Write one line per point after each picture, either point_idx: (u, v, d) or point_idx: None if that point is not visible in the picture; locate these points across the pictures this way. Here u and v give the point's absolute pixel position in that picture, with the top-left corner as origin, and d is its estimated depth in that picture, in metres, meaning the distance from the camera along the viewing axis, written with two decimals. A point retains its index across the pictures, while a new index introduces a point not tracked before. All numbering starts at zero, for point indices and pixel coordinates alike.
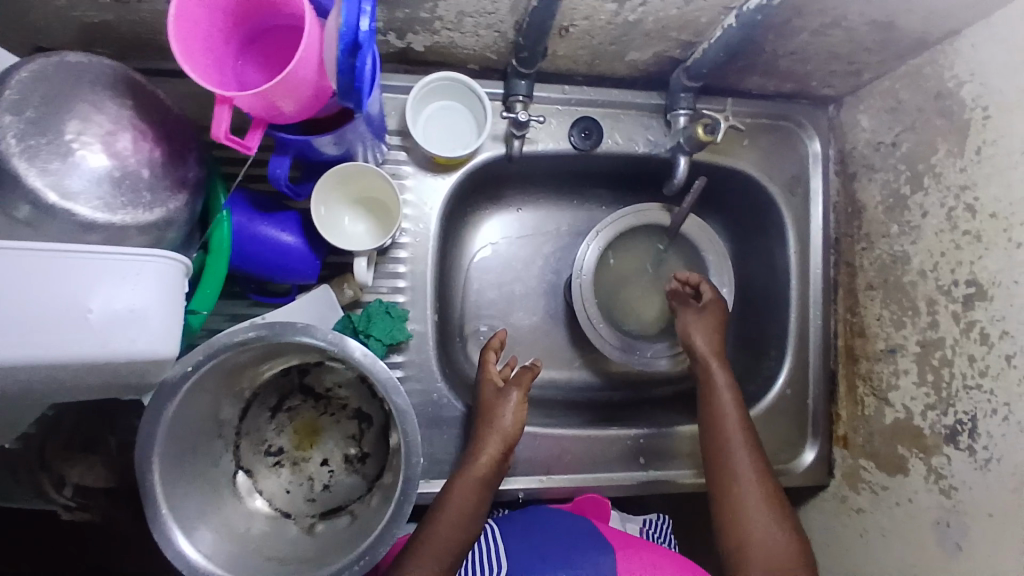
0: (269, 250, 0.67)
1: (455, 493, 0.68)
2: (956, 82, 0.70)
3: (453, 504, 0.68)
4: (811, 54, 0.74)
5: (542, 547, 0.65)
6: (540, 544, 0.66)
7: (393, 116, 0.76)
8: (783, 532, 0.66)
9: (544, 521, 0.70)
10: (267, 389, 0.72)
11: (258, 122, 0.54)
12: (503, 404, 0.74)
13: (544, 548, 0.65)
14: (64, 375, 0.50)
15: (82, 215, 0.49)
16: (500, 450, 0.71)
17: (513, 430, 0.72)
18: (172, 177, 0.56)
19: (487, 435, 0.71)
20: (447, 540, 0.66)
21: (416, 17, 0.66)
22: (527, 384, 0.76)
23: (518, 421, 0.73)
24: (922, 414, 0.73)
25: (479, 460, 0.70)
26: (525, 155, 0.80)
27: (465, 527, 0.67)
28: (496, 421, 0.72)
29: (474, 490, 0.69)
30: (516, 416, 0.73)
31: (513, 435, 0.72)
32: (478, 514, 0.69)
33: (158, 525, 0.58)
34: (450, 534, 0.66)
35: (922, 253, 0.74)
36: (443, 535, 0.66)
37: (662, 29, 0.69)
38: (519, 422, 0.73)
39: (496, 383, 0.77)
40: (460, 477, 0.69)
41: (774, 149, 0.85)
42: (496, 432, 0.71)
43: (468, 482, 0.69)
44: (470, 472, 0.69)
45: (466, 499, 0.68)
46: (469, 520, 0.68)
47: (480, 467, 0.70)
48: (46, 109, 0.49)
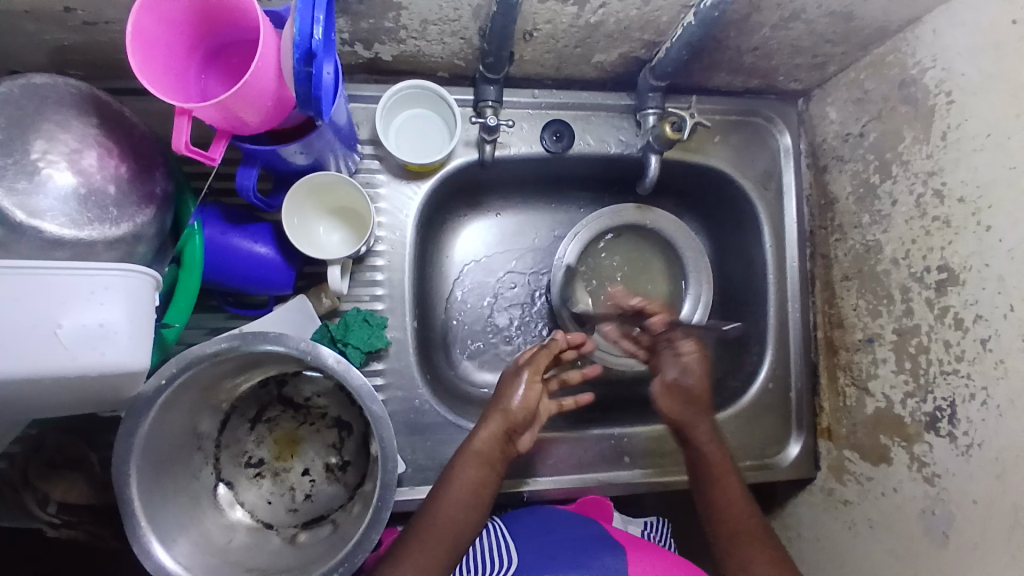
0: (242, 262, 0.67)
1: (458, 472, 0.68)
2: (918, 69, 0.70)
3: (457, 483, 0.67)
4: (774, 48, 0.75)
5: (548, 548, 0.65)
6: (548, 544, 0.66)
7: (364, 126, 0.77)
8: None
9: (553, 521, 0.71)
10: (245, 400, 0.72)
11: (222, 133, 0.54)
12: (512, 386, 0.73)
13: (550, 549, 0.65)
14: (34, 391, 0.51)
15: (49, 232, 0.49)
16: (503, 429, 0.70)
17: (521, 412, 0.71)
18: (139, 192, 0.57)
19: (490, 416, 0.71)
20: (454, 518, 0.66)
21: (381, 27, 0.67)
22: (542, 366, 0.74)
23: (527, 404, 0.71)
24: (902, 402, 0.73)
25: (480, 439, 0.69)
26: (498, 159, 0.81)
27: (470, 504, 0.67)
28: (503, 404, 0.71)
29: (479, 468, 0.68)
30: (524, 401, 0.72)
31: (519, 418, 0.71)
32: (484, 492, 0.68)
33: (137, 539, 0.58)
34: (456, 513, 0.66)
35: (894, 241, 0.74)
36: (450, 514, 0.66)
37: (624, 30, 0.70)
38: (530, 405, 0.72)
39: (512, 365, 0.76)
40: (462, 456, 0.69)
41: (746, 144, 0.85)
42: (501, 414, 0.71)
43: (472, 462, 0.68)
44: (473, 450, 0.69)
45: (470, 478, 0.68)
46: (476, 499, 0.67)
47: (483, 445, 0.69)
48: (10, 130, 0.50)
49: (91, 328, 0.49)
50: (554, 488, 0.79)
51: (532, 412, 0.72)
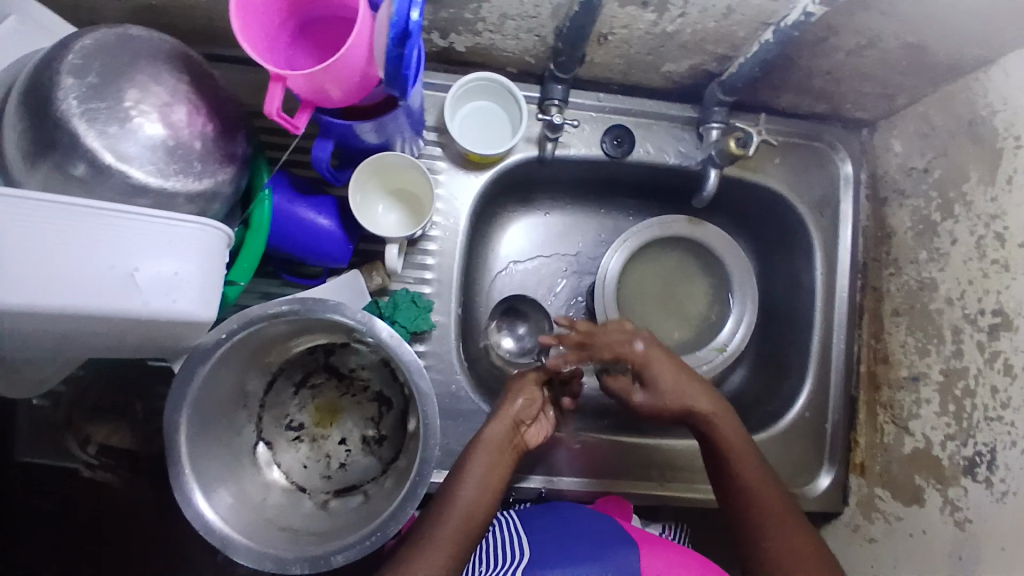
0: (305, 231, 0.69)
1: (470, 460, 0.67)
2: (989, 110, 0.70)
3: (472, 470, 0.66)
4: (846, 75, 0.75)
5: (563, 541, 0.65)
6: (563, 537, 0.66)
7: (431, 113, 0.79)
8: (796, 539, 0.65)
9: (568, 516, 0.70)
10: (292, 364, 0.74)
11: (307, 104, 0.56)
12: (515, 387, 0.73)
13: (564, 543, 0.65)
14: (104, 330, 0.53)
15: (135, 178, 0.52)
16: (510, 419, 0.70)
17: (526, 405, 0.71)
18: (222, 151, 0.59)
19: (496, 413, 0.71)
20: (472, 504, 0.64)
21: (460, 18, 0.69)
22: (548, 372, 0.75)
23: (528, 403, 0.72)
24: (941, 444, 0.72)
25: (489, 429, 0.69)
26: (558, 158, 0.82)
27: (484, 492, 0.65)
28: (508, 398, 0.72)
29: (491, 456, 0.67)
30: (525, 396, 0.72)
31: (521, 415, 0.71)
32: (499, 480, 0.67)
33: (180, 485, 0.60)
34: (474, 500, 0.64)
35: (950, 280, 0.73)
36: (467, 501, 0.64)
37: (698, 42, 0.70)
38: (531, 404, 0.72)
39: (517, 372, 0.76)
40: (473, 447, 0.68)
41: (806, 169, 0.85)
42: (506, 407, 0.71)
43: (486, 450, 0.68)
44: (483, 440, 0.68)
45: (483, 464, 0.67)
46: (490, 486, 0.66)
47: (492, 433, 0.69)
48: (106, 76, 0.52)
49: (166, 275, 0.51)
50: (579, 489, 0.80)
51: (534, 404, 0.72)
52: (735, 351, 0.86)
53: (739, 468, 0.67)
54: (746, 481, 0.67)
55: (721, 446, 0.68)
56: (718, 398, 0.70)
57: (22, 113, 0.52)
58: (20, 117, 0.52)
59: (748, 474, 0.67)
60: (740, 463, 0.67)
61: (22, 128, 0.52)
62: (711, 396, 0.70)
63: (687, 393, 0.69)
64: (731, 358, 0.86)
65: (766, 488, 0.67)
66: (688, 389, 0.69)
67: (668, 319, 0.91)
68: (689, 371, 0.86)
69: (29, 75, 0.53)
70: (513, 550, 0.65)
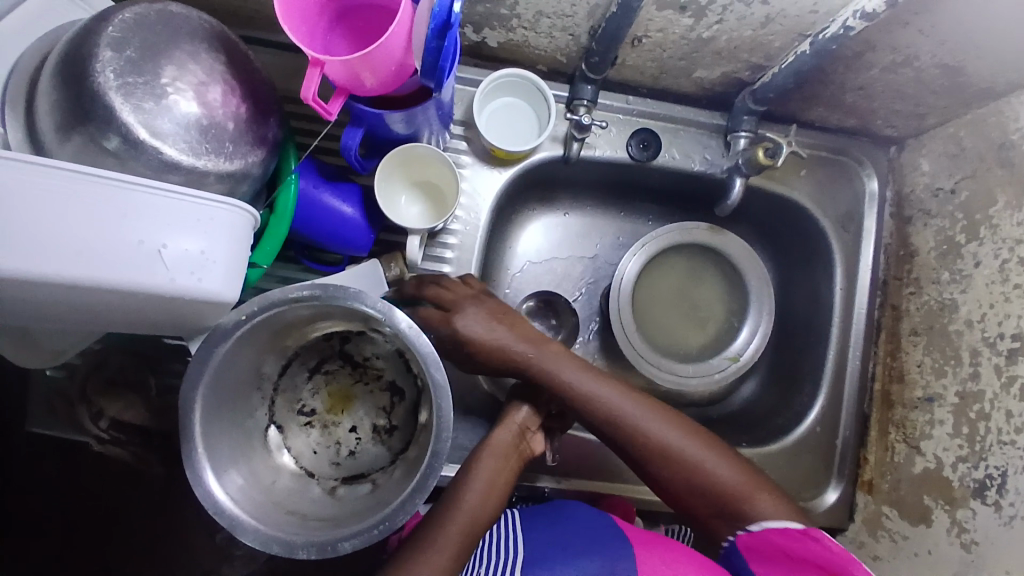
0: (328, 218, 0.69)
1: (478, 464, 0.68)
2: (1020, 134, 0.69)
3: (479, 474, 0.67)
4: (878, 91, 0.74)
5: (558, 541, 0.64)
6: (559, 538, 0.65)
7: (459, 107, 0.79)
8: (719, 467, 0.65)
9: (567, 516, 0.69)
10: (308, 349, 0.74)
11: (341, 91, 0.56)
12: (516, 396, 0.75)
13: (560, 542, 0.64)
14: (130, 305, 0.53)
15: (168, 155, 0.52)
16: (517, 425, 0.72)
17: (531, 412, 0.73)
18: (254, 133, 0.59)
19: (502, 419, 0.72)
20: (477, 506, 0.65)
21: (495, 13, 0.69)
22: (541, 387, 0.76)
23: (536, 414, 0.73)
24: (952, 465, 0.71)
25: (497, 435, 0.71)
26: (582, 158, 0.81)
27: (489, 495, 0.66)
28: (514, 405, 0.73)
29: (499, 461, 0.69)
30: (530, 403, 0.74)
31: (529, 425, 0.73)
32: (505, 485, 0.68)
33: (192, 464, 0.59)
34: (480, 503, 0.65)
35: (971, 302, 0.73)
36: (472, 503, 0.65)
37: (732, 50, 0.70)
38: (538, 415, 0.74)
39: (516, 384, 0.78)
40: (481, 452, 0.69)
41: (831, 183, 0.85)
42: (513, 413, 0.73)
43: (493, 454, 0.69)
44: (492, 445, 0.70)
45: (489, 469, 0.68)
46: (497, 490, 0.67)
47: (501, 439, 0.70)
48: (144, 51, 0.53)
49: (192, 254, 0.51)
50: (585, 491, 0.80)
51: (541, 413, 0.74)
52: (748, 362, 0.86)
53: (640, 429, 0.67)
54: (648, 437, 0.67)
55: (619, 413, 0.68)
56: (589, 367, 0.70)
57: (58, 83, 0.52)
58: (56, 86, 0.52)
59: (652, 427, 0.67)
60: (641, 420, 0.67)
61: (56, 98, 0.52)
62: (580, 366, 0.70)
63: (567, 368, 0.69)
64: (743, 368, 0.86)
65: (671, 436, 0.67)
66: (566, 367, 0.69)
67: (682, 326, 0.91)
68: (699, 381, 0.85)
69: (67, 45, 0.53)
70: (510, 549, 0.65)
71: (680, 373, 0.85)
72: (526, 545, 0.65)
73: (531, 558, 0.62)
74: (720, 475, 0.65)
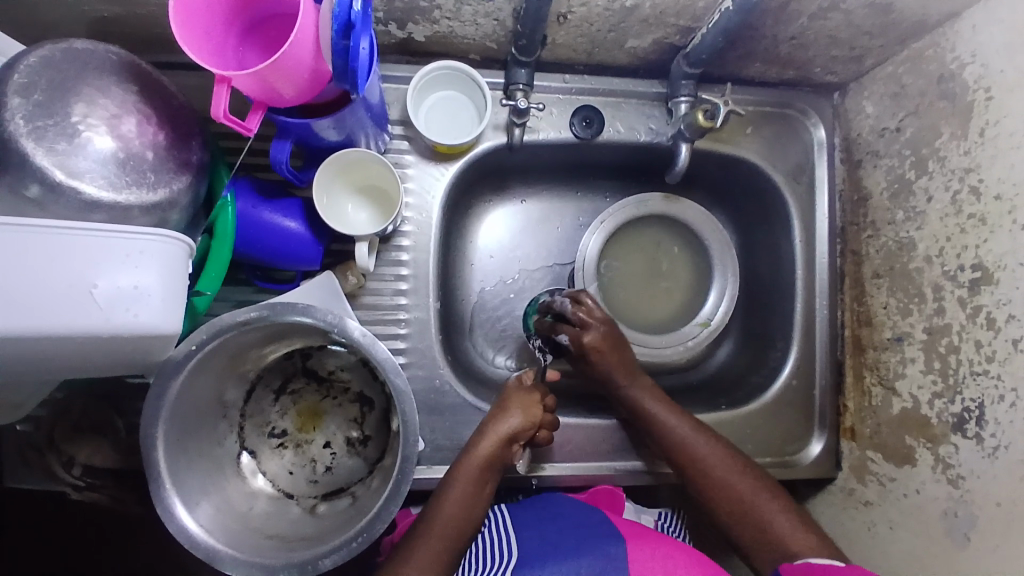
0: (272, 236, 0.68)
1: (458, 477, 0.67)
2: (958, 64, 0.69)
3: (457, 488, 0.66)
4: (811, 39, 0.73)
5: (551, 539, 0.62)
6: (551, 535, 0.63)
7: (395, 106, 0.78)
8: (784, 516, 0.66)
9: (558, 514, 0.68)
10: (271, 371, 0.74)
11: (259, 105, 0.55)
12: (515, 403, 0.72)
13: (552, 540, 0.62)
14: (71, 354, 0.51)
15: (87, 194, 0.50)
16: (504, 436, 0.69)
17: (523, 425, 0.70)
18: (176, 160, 0.58)
19: (490, 428, 0.70)
20: (458, 521, 0.64)
21: (415, 7, 0.67)
22: (538, 395, 0.74)
23: (527, 424, 0.70)
24: (929, 402, 0.71)
25: (481, 448, 0.68)
26: (527, 143, 0.81)
27: (469, 514, 0.65)
28: (504, 414, 0.71)
29: (478, 474, 0.67)
30: (525, 417, 0.71)
31: (519, 434, 0.70)
32: (485, 497, 0.67)
33: (161, 501, 0.59)
34: (460, 517, 0.65)
35: (928, 239, 0.72)
36: (453, 517, 0.64)
37: (659, 15, 0.69)
38: (529, 423, 0.71)
39: (522, 380, 0.76)
40: (462, 463, 0.68)
41: (779, 138, 0.84)
42: (503, 422, 0.70)
43: (473, 467, 0.67)
44: (474, 458, 0.68)
45: (467, 485, 0.66)
46: (476, 504, 0.66)
47: (485, 454, 0.68)
48: (52, 92, 0.51)
49: (126, 290, 0.50)
50: (569, 475, 0.79)
51: (533, 426, 0.71)
52: (719, 326, 0.86)
53: (701, 459, 0.71)
54: (725, 482, 0.70)
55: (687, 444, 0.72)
56: (680, 410, 0.75)
57: None
58: None
59: (711, 455, 0.71)
60: (703, 449, 0.71)
61: None
62: (669, 406, 0.75)
63: (654, 403, 0.75)
64: (715, 333, 0.86)
65: (748, 486, 0.69)
66: (655, 402, 0.75)
67: (649, 300, 0.91)
68: (674, 351, 0.86)
69: None
70: (502, 552, 0.63)
71: (654, 346, 0.86)
72: (520, 544, 0.63)
73: (522, 558, 0.60)
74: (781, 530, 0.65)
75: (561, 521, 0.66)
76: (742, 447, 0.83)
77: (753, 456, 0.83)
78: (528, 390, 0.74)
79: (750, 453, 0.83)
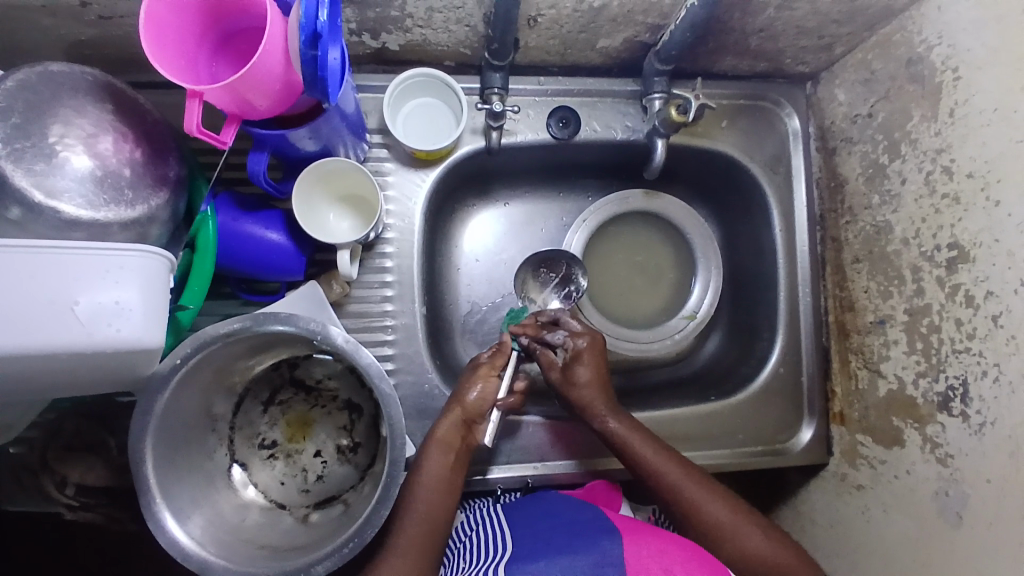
0: (254, 247, 0.69)
1: (424, 462, 0.68)
2: (925, 46, 0.70)
3: (427, 472, 0.67)
4: (779, 30, 0.75)
5: (546, 536, 0.62)
6: (545, 531, 0.63)
7: (373, 116, 0.79)
8: (766, 540, 0.66)
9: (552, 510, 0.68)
10: (258, 383, 0.75)
11: (233, 117, 0.56)
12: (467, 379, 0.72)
13: (547, 537, 0.61)
14: (54, 371, 0.51)
15: (66, 213, 0.51)
16: (461, 414, 0.70)
17: (479, 401, 0.71)
18: (153, 176, 0.59)
19: (449, 409, 0.70)
20: (434, 503, 0.66)
21: (387, 16, 0.68)
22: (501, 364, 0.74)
23: (484, 399, 0.71)
24: (914, 383, 0.72)
25: (441, 427, 0.69)
26: (506, 146, 0.82)
27: (443, 496, 0.67)
28: (461, 393, 0.71)
29: (445, 455, 0.68)
30: (480, 391, 0.71)
31: (477, 411, 0.71)
32: (456, 477, 0.68)
33: (152, 513, 0.60)
34: (433, 501, 0.66)
35: (904, 221, 0.73)
36: (427, 501, 0.66)
37: (628, 14, 0.70)
38: (486, 399, 0.71)
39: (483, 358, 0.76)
40: (427, 445, 0.69)
41: (754, 129, 0.85)
42: (460, 400, 0.71)
43: (438, 449, 0.68)
44: (437, 438, 0.69)
45: (436, 467, 0.67)
46: (448, 486, 0.67)
47: (447, 431, 0.69)
48: (29, 114, 0.52)
49: (108, 306, 0.50)
50: (566, 473, 0.80)
51: (489, 400, 0.71)
52: (705, 318, 0.88)
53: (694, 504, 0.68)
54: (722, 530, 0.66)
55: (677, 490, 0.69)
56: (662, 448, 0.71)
57: None
58: None
59: (705, 504, 0.68)
60: (695, 495, 0.68)
61: None
62: (652, 444, 0.71)
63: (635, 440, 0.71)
64: (702, 325, 0.88)
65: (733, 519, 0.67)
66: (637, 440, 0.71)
67: (636, 296, 0.91)
68: (662, 346, 0.87)
69: None
70: (496, 546, 0.63)
71: (643, 341, 0.87)
72: (515, 540, 0.63)
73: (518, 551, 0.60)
74: (763, 554, 0.65)
75: (556, 517, 0.66)
76: (734, 438, 0.83)
77: (744, 447, 0.83)
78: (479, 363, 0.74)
79: (741, 444, 0.83)
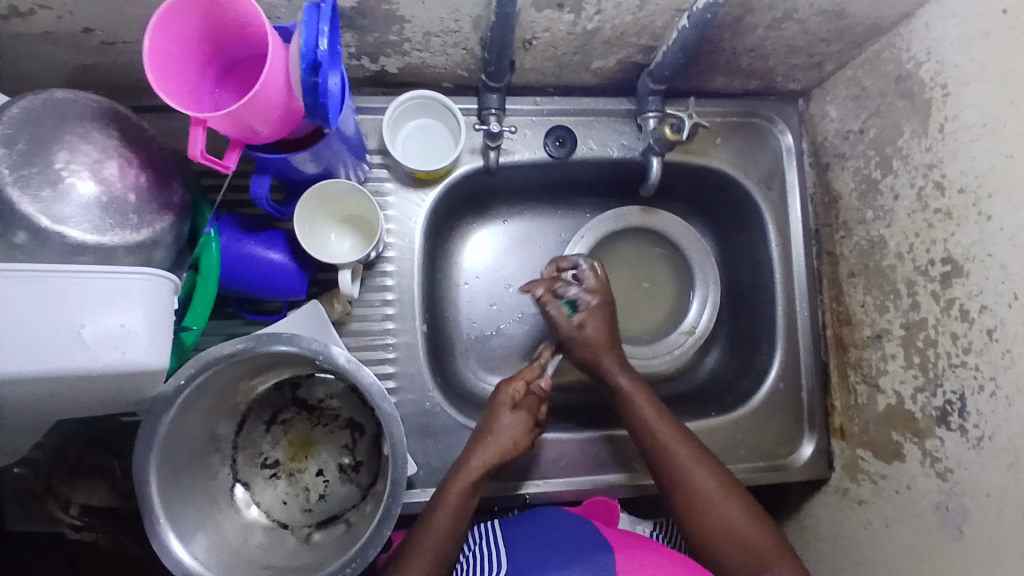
0: (256, 267, 0.70)
1: (446, 492, 0.68)
2: (914, 63, 0.71)
3: (446, 504, 0.67)
4: (769, 50, 0.76)
5: (541, 550, 0.62)
6: (541, 544, 0.63)
7: (373, 137, 0.80)
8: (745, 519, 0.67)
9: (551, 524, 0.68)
10: (261, 402, 0.75)
11: (236, 143, 0.57)
12: (507, 420, 0.72)
13: (543, 551, 0.62)
14: (60, 395, 0.52)
15: (72, 237, 0.52)
16: (495, 452, 0.70)
17: (514, 445, 0.71)
18: (157, 201, 0.60)
19: (482, 443, 0.71)
20: (445, 533, 0.66)
21: (386, 41, 0.69)
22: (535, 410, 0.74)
23: (520, 445, 0.71)
24: (912, 397, 0.72)
25: (472, 460, 0.70)
26: (504, 165, 0.83)
27: (457, 528, 0.67)
28: (495, 426, 0.72)
29: (468, 489, 0.68)
30: (517, 434, 0.71)
31: (511, 453, 0.71)
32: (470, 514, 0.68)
33: (155, 536, 0.60)
34: (448, 529, 0.66)
35: (898, 235, 0.74)
36: (439, 529, 0.66)
37: (621, 36, 0.72)
38: (522, 444, 0.71)
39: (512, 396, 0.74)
40: (453, 476, 0.69)
41: (748, 146, 0.87)
42: (493, 435, 0.71)
43: (463, 482, 0.68)
44: (466, 471, 0.69)
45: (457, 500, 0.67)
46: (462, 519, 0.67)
47: (478, 465, 0.69)
48: (35, 141, 0.53)
49: (113, 329, 0.51)
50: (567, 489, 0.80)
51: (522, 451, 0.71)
52: (704, 333, 0.89)
53: (679, 469, 0.70)
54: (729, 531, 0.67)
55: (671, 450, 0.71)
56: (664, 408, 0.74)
57: None
58: None
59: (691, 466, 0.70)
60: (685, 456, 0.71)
61: None
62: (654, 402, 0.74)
63: (638, 398, 0.75)
64: (700, 340, 0.89)
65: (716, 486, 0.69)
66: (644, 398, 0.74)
67: (635, 311, 0.92)
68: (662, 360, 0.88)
69: None
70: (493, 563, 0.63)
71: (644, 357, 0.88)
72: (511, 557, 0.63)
73: (516, 566, 0.61)
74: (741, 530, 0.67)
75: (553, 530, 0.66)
76: (735, 453, 0.83)
77: (746, 462, 0.83)
78: (520, 409, 0.73)
79: (742, 459, 0.83)
